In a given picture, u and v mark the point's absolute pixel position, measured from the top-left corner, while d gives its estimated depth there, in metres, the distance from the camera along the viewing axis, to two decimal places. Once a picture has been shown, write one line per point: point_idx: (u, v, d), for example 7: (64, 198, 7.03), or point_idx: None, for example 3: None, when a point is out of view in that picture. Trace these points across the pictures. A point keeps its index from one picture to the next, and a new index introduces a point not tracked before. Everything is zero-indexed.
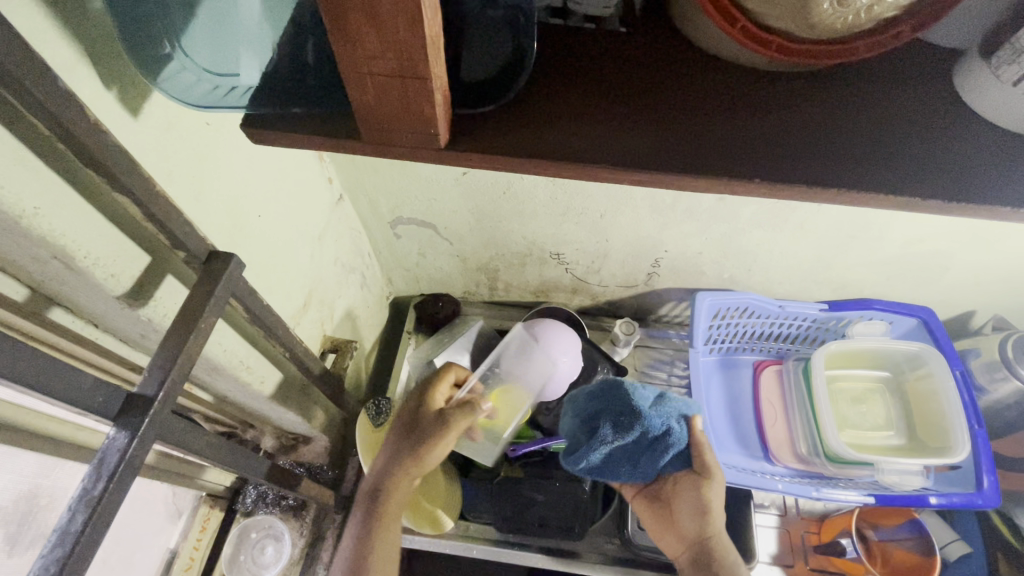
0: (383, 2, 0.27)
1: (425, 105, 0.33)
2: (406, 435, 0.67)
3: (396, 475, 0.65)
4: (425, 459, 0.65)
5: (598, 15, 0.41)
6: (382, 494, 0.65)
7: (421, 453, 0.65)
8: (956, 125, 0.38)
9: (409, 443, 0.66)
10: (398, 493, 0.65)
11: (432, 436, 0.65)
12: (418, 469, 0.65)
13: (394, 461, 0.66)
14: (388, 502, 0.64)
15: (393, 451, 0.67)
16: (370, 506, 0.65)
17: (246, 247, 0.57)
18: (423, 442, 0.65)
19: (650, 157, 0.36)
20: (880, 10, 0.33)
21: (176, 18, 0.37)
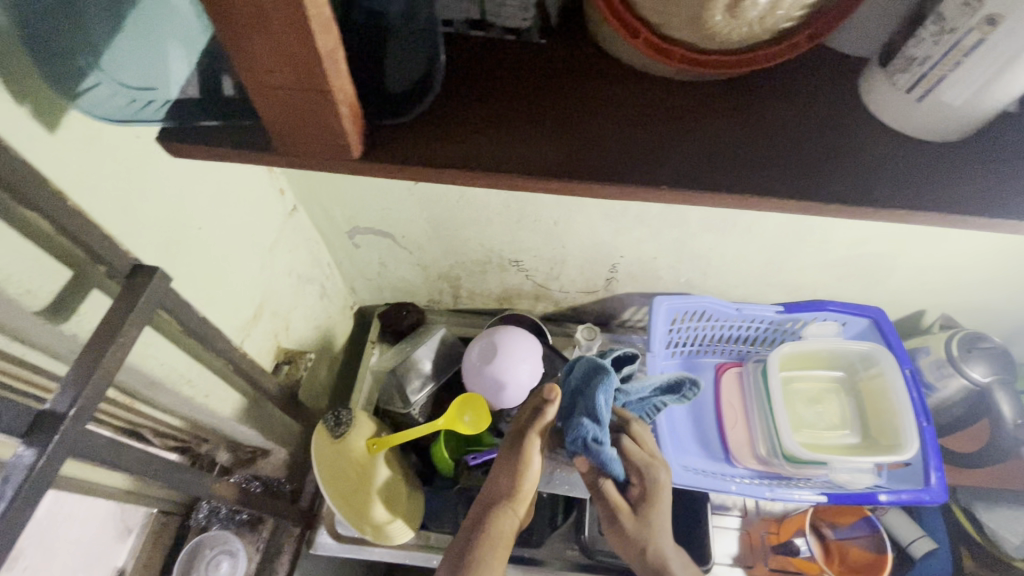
0: (272, 19, 0.28)
1: (332, 118, 0.34)
2: (512, 444, 0.65)
3: (504, 492, 0.61)
4: (530, 474, 0.62)
5: (516, 26, 0.41)
6: (490, 520, 0.59)
7: (528, 466, 0.62)
8: (861, 130, 0.39)
9: (516, 454, 0.63)
10: (505, 520, 0.59)
11: (532, 448, 0.63)
12: (521, 492, 0.61)
13: (504, 477, 0.62)
14: (498, 528, 0.58)
15: (501, 463, 0.64)
16: (474, 529, 0.59)
17: (186, 261, 0.56)
18: (527, 454, 0.63)
19: (562, 168, 0.37)
20: (773, 23, 0.34)
21: (92, 27, 0.34)
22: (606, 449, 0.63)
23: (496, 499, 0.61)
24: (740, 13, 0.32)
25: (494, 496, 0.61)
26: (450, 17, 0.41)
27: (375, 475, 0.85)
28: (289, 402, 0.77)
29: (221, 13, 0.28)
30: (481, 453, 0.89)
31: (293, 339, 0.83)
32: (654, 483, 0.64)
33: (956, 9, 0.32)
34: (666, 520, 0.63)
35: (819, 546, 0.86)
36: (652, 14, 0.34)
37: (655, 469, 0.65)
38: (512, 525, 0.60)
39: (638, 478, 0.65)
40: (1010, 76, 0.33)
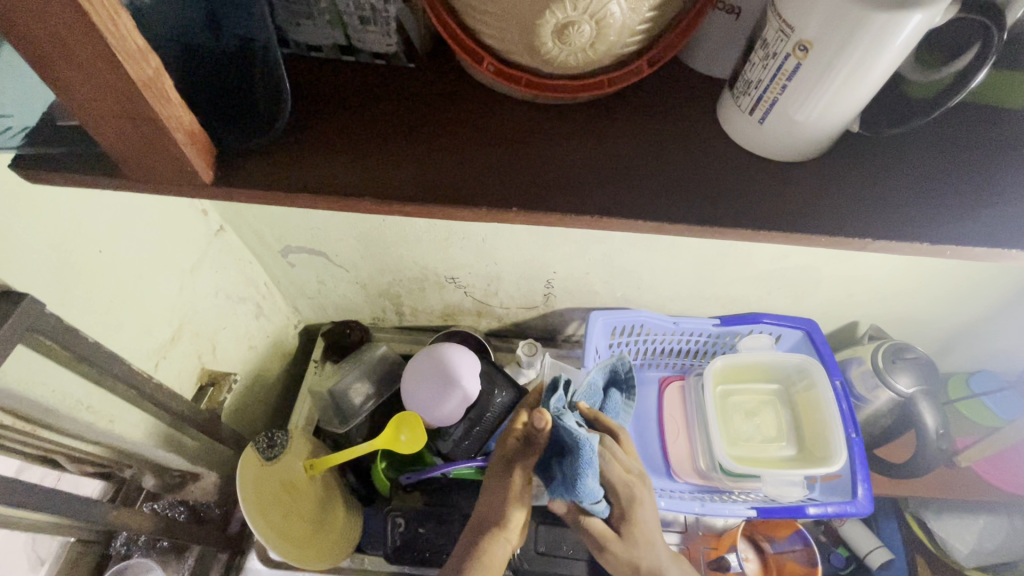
0: (74, 47, 0.28)
1: (170, 145, 0.34)
2: (497, 471, 0.59)
3: (493, 522, 0.56)
4: (520, 500, 0.57)
5: (383, 52, 0.42)
6: (480, 551, 0.55)
7: (516, 492, 0.57)
8: (714, 151, 0.40)
9: (504, 480, 0.58)
10: (498, 549, 0.55)
11: (521, 474, 0.57)
12: (512, 520, 0.56)
13: (493, 505, 0.57)
14: (490, 557, 0.55)
15: (489, 486, 0.59)
16: (464, 556, 0.55)
17: (85, 286, 0.56)
18: (514, 485, 0.57)
19: (412, 193, 0.38)
20: (605, 52, 0.34)
21: None
22: (594, 491, 0.55)
23: (486, 524, 0.56)
24: (568, 41, 0.33)
25: (484, 523, 0.57)
26: (318, 43, 0.42)
27: (306, 495, 0.84)
28: (213, 426, 0.75)
29: (26, 43, 0.28)
30: (417, 473, 0.87)
31: (222, 360, 0.82)
32: (628, 489, 0.59)
33: (775, 34, 0.34)
34: (653, 533, 0.58)
35: (757, 559, 0.85)
36: (493, 43, 0.35)
37: (631, 485, 0.59)
38: (505, 549, 0.56)
39: (616, 497, 0.59)
40: (838, 96, 0.34)
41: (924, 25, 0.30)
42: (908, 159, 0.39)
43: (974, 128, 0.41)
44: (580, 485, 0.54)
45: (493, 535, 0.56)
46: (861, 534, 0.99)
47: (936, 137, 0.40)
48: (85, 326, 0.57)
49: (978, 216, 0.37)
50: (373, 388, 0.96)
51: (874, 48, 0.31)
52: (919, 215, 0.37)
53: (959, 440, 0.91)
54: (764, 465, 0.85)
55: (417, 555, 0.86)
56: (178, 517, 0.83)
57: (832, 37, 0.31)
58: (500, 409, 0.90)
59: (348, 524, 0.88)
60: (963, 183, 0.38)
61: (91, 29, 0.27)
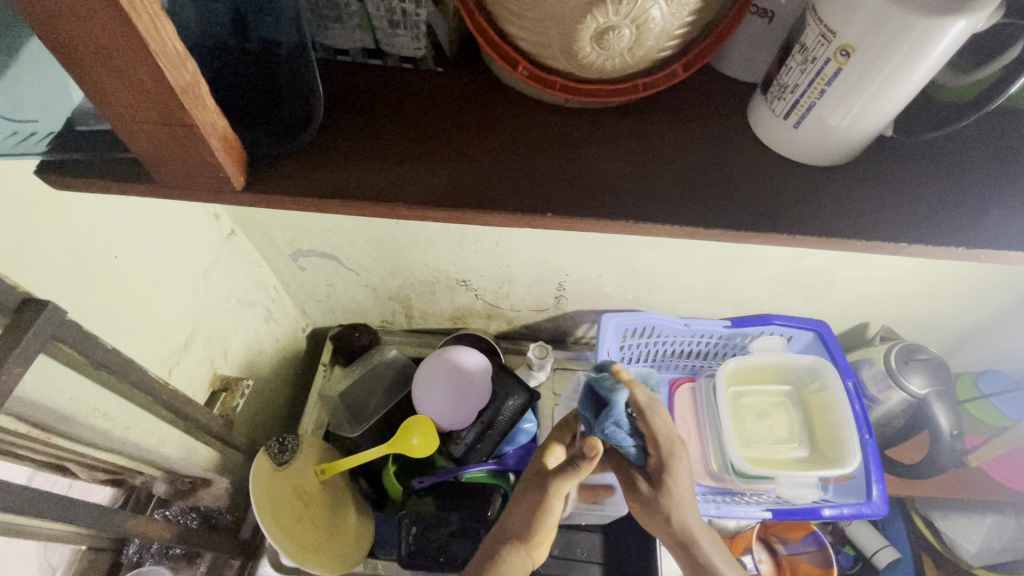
0: (112, 52, 0.27)
1: (203, 150, 0.33)
2: (532, 485, 0.57)
3: (517, 535, 0.56)
4: (549, 520, 0.56)
5: (411, 55, 0.41)
6: (499, 557, 0.55)
7: (547, 512, 0.55)
8: (745, 157, 0.40)
9: (537, 496, 0.56)
10: (515, 561, 0.55)
11: (554, 496, 0.55)
12: (536, 538, 0.55)
13: (520, 518, 0.56)
14: (506, 565, 0.55)
15: (520, 499, 0.58)
16: (484, 562, 0.55)
17: (101, 291, 0.55)
18: (547, 503, 0.55)
19: (444, 198, 0.37)
20: (642, 56, 0.34)
21: None
22: (620, 433, 0.56)
23: (507, 537, 0.56)
24: (607, 45, 0.32)
25: (508, 533, 0.56)
26: (346, 46, 0.42)
27: (319, 503, 0.84)
28: (226, 432, 0.75)
29: (62, 48, 0.28)
30: (429, 477, 0.87)
31: (233, 365, 0.81)
32: (670, 444, 0.55)
33: (815, 38, 0.33)
34: (686, 489, 0.55)
35: (771, 561, 0.85)
36: (528, 47, 0.35)
37: (674, 441, 0.55)
38: (523, 562, 0.56)
39: (655, 449, 0.56)
40: (876, 100, 0.34)
41: (969, 30, 0.30)
42: (941, 164, 0.39)
43: (1006, 134, 0.41)
44: (606, 431, 0.56)
45: (518, 550, 0.55)
46: (870, 534, 1.00)
47: (964, 143, 0.40)
48: (102, 332, 0.56)
49: (1010, 221, 0.37)
50: (383, 391, 0.96)
51: (916, 52, 0.31)
52: (954, 219, 0.37)
53: (969, 439, 0.92)
54: (777, 467, 0.85)
55: (431, 560, 0.85)
56: (190, 525, 0.81)
57: (875, 41, 0.31)
58: (512, 413, 0.88)
59: (359, 529, 0.88)
60: (996, 189, 0.38)
61: (131, 32, 0.26)
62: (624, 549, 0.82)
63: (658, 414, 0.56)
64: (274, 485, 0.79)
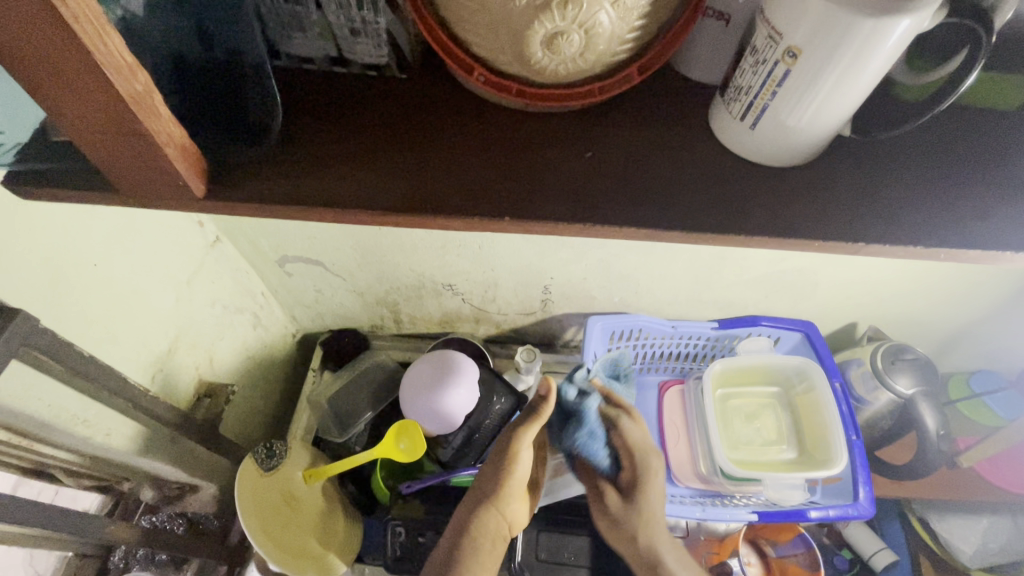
0: (63, 65, 0.28)
1: (162, 160, 0.34)
2: (498, 440, 0.60)
3: (490, 489, 0.56)
4: (518, 470, 0.58)
5: (375, 62, 0.42)
6: (476, 518, 0.54)
7: (514, 462, 0.57)
8: (706, 160, 0.40)
9: (502, 449, 0.59)
10: (492, 520, 0.54)
11: (519, 446, 0.58)
12: (508, 492, 0.56)
13: (489, 474, 0.57)
14: (484, 526, 0.54)
15: (488, 459, 0.59)
16: (460, 527, 0.54)
17: (81, 299, 0.56)
18: (513, 452, 0.58)
19: (403, 203, 0.38)
20: (594, 61, 0.35)
21: None
22: (595, 442, 0.62)
23: (479, 495, 0.56)
24: (558, 50, 0.33)
25: (480, 492, 0.57)
26: (310, 55, 0.42)
27: (306, 507, 0.83)
28: (211, 438, 0.75)
29: (14, 61, 0.28)
30: (417, 482, 0.86)
31: (220, 370, 0.82)
32: (642, 459, 0.61)
33: (764, 41, 0.34)
34: (655, 506, 0.60)
35: (759, 563, 0.85)
36: (483, 53, 0.36)
37: (646, 453, 0.62)
38: (499, 522, 0.55)
39: (628, 462, 0.62)
40: (827, 100, 0.34)
41: (913, 29, 0.30)
42: (899, 163, 0.40)
43: (964, 130, 0.41)
44: (579, 442, 0.61)
45: (495, 510, 0.55)
46: (867, 537, 0.99)
47: (925, 142, 0.40)
48: (83, 339, 0.57)
49: (969, 219, 0.37)
50: (372, 396, 0.95)
51: (862, 52, 0.31)
52: (914, 218, 0.37)
53: (961, 440, 0.91)
54: (763, 468, 0.85)
55: (417, 565, 0.85)
56: (177, 530, 0.81)
57: (819, 44, 0.31)
58: (498, 417, 0.89)
59: (347, 536, 0.87)
60: (954, 186, 0.38)
61: (78, 44, 0.27)
62: (611, 553, 0.82)
63: (629, 428, 0.63)
64: (260, 491, 0.79)
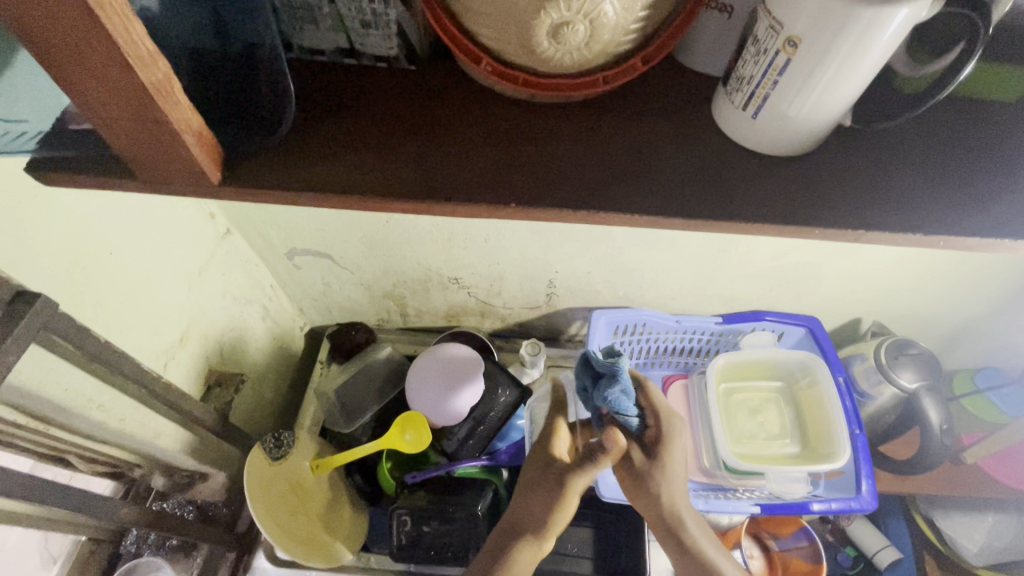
0: (88, 52, 0.29)
1: (180, 147, 0.35)
2: (546, 481, 0.57)
3: (530, 528, 0.56)
4: (564, 512, 0.56)
5: (384, 54, 0.43)
6: (509, 552, 0.56)
7: (562, 506, 0.55)
8: (709, 150, 0.41)
9: (551, 491, 0.56)
10: (527, 556, 0.56)
11: (571, 489, 0.55)
12: (548, 529, 0.56)
13: (532, 513, 0.56)
14: (518, 559, 0.55)
15: (531, 493, 0.57)
16: (495, 558, 0.56)
17: (96, 287, 0.57)
18: (562, 496, 0.55)
19: (412, 190, 0.38)
20: (598, 51, 0.35)
21: None
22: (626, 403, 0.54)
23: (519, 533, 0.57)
24: (563, 40, 0.33)
25: (520, 527, 0.57)
26: (322, 47, 0.43)
27: (312, 495, 0.85)
28: (221, 426, 0.76)
29: (42, 48, 0.29)
30: (422, 473, 0.89)
31: (230, 361, 0.83)
32: (669, 421, 0.58)
33: (765, 31, 0.34)
34: (678, 465, 0.57)
35: (762, 557, 0.85)
36: (491, 44, 0.37)
37: (673, 415, 0.59)
38: (533, 558, 0.56)
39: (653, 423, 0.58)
40: (828, 88, 0.34)
41: (911, 18, 0.30)
42: (897, 153, 0.40)
43: (961, 121, 0.42)
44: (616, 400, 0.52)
45: (530, 545, 0.56)
46: (871, 534, 0.99)
47: (924, 133, 0.41)
48: (99, 326, 0.58)
49: (967, 208, 0.37)
50: (378, 389, 0.96)
51: (862, 40, 0.31)
52: (915, 208, 0.38)
53: (966, 436, 0.91)
54: (767, 462, 0.85)
55: (423, 554, 0.86)
56: (187, 516, 0.84)
57: (820, 33, 0.32)
58: (502, 409, 0.90)
59: (353, 525, 0.88)
60: (952, 175, 0.39)
61: (103, 31, 0.28)
62: (615, 545, 0.83)
63: (655, 389, 0.60)
64: (270, 478, 0.81)
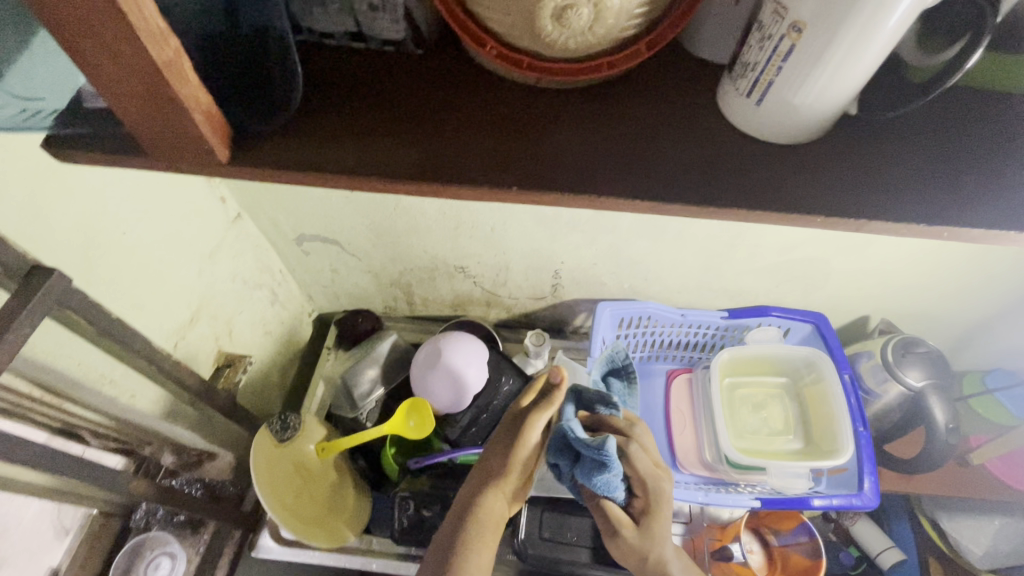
0: (100, 31, 0.30)
1: (188, 124, 0.36)
2: (508, 427, 0.58)
3: (495, 474, 0.56)
4: (525, 457, 0.57)
5: (392, 38, 0.43)
6: (477, 504, 0.54)
7: (522, 449, 0.56)
8: (714, 138, 0.41)
9: (512, 436, 0.57)
10: (495, 503, 0.55)
11: (529, 433, 0.56)
12: (511, 477, 0.56)
13: (495, 457, 0.57)
14: (487, 510, 0.54)
15: (495, 440, 0.59)
16: (463, 512, 0.54)
17: (108, 266, 0.59)
18: (523, 439, 0.56)
19: (415, 172, 0.39)
20: (603, 35, 0.35)
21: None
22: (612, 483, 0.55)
23: (486, 480, 0.56)
24: (568, 23, 0.34)
25: (486, 473, 0.57)
26: (331, 30, 0.44)
27: (317, 478, 0.86)
28: (229, 407, 0.78)
29: (58, 25, 0.30)
30: (425, 458, 0.89)
31: (238, 343, 0.85)
32: (655, 486, 0.57)
33: (771, 16, 0.34)
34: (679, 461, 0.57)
35: (761, 552, 0.86)
36: (497, 27, 0.37)
37: (659, 479, 0.58)
38: (502, 505, 0.55)
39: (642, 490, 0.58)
40: (834, 77, 0.34)
41: (919, 2, 0.30)
42: (902, 143, 0.40)
43: (967, 112, 0.41)
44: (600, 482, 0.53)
45: (496, 498, 0.55)
46: (875, 534, 0.98)
47: (932, 124, 0.41)
48: (111, 303, 0.60)
49: (972, 199, 0.37)
50: (382, 375, 0.97)
51: (869, 26, 0.31)
52: (921, 200, 0.37)
53: (972, 437, 0.89)
54: (769, 457, 0.85)
55: (423, 538, 0.87)
56: (195, 494, 0.83)
57: (825, 18, 0.31)
58: (507, 397, 0.90)
59: (357, 508, 0.90)
60: (957, 166, 0.39)
61: (114, 9, 0.29)
62: None
63: (639, 452, 0.58)
64: (275, 460, 0.82)
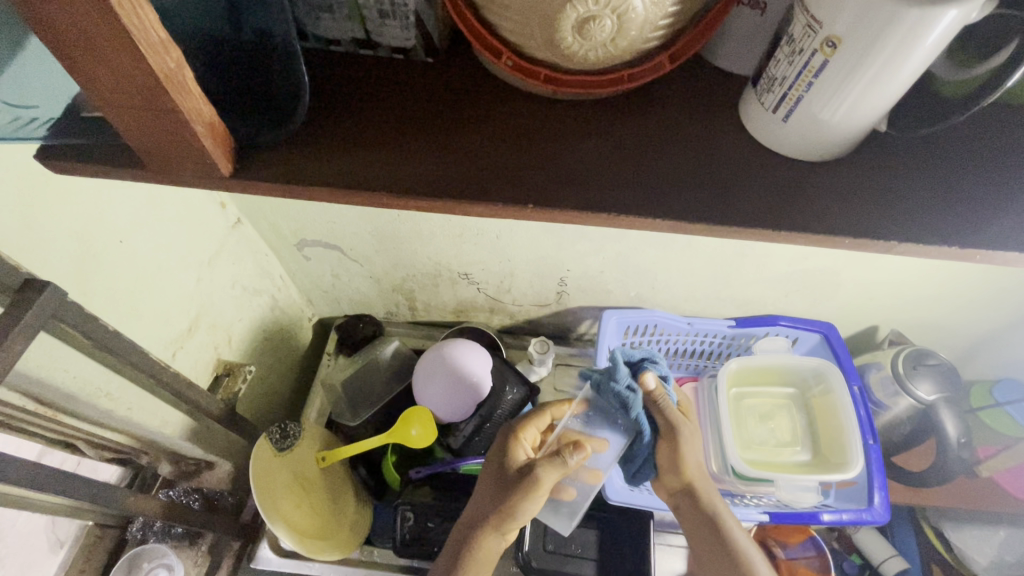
0: (100, 42, 0.29)
1: (189, 137, 0.34)
2: (513, 479, 0.58)
3: (495, 523, 0.59)
4: (528, 511, 0.58)
5: (402, 45, 0.42)
6: (475, 542, 0.59)
7: (529, 505, 0.58)
8: (736, 154, 0.39)
9: (519, 489, 0.58)
10: (491, 543, 0.60)
11: (539, 491, 0.57)
12: (510, 525, 0.59)
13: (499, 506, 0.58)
14: (482, 549, 0.59)
15: (497, 489, 0.59)
16: (459, 548, 0.60)
17: (105, 274, 0.57)
18: (530, 498, 0.57)
19: (424, 187, 0.37)
20: (625, 47, 0.34)
21: None
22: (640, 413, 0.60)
23: (486, 524, 0.59)
24: (589, 35, 0.32)
25: (484, 518, 0.59)
26: (338, 37, 0.42)
27: (316, 488, 0.84)
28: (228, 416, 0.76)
29: (50, 35, 0.28)
30: (426, 468, 0.90)
31: (237, 351, 0.83)
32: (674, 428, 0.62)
33: (802, 30, 0.33)
34: None
35: (768, 564, 0.85)
36: (512, 37, 0.35)
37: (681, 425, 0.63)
38: (497, 544, 0.60)
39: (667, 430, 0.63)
40: (869, 91, 0.32)
41: (960, 20, 0.29)
42: (931, 160, 0.39)
43: (997, 129, 0.40)
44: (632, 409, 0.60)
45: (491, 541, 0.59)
46: (880, 543, 0.97)
47: (960, 141, 0.39)
48: (107, 315, 0.58)
49: (1002, 220, 0.36)
50: (381, 383, 0.96)
51: (905, 44, 0.30)
52: (951, 219, 0.36)
53: (981, 449, 0.88)
54: (776, 469, 0.83)
55: (425, 549, 0.86)
56: (192, 505, 0.82)
57: (862, 32, 0.30)
58: (510, 407, 0.88)
59: (358, 518, 0.88)
60: (987, 184, 0.37)
61: (113, 18, 0.27)
62: (619, 548, 0.82)
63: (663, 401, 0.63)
64: (271, 473, 0.79)
